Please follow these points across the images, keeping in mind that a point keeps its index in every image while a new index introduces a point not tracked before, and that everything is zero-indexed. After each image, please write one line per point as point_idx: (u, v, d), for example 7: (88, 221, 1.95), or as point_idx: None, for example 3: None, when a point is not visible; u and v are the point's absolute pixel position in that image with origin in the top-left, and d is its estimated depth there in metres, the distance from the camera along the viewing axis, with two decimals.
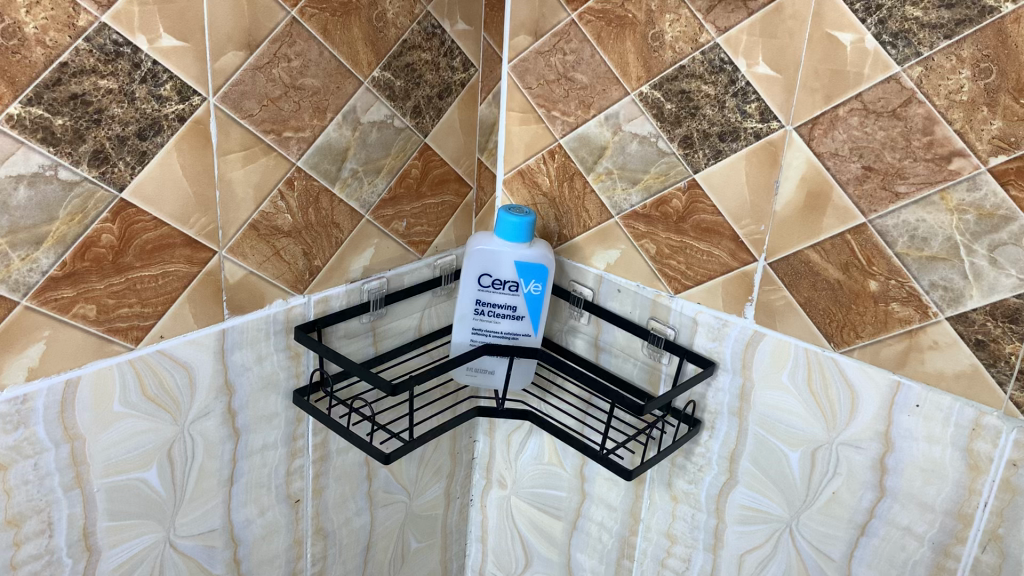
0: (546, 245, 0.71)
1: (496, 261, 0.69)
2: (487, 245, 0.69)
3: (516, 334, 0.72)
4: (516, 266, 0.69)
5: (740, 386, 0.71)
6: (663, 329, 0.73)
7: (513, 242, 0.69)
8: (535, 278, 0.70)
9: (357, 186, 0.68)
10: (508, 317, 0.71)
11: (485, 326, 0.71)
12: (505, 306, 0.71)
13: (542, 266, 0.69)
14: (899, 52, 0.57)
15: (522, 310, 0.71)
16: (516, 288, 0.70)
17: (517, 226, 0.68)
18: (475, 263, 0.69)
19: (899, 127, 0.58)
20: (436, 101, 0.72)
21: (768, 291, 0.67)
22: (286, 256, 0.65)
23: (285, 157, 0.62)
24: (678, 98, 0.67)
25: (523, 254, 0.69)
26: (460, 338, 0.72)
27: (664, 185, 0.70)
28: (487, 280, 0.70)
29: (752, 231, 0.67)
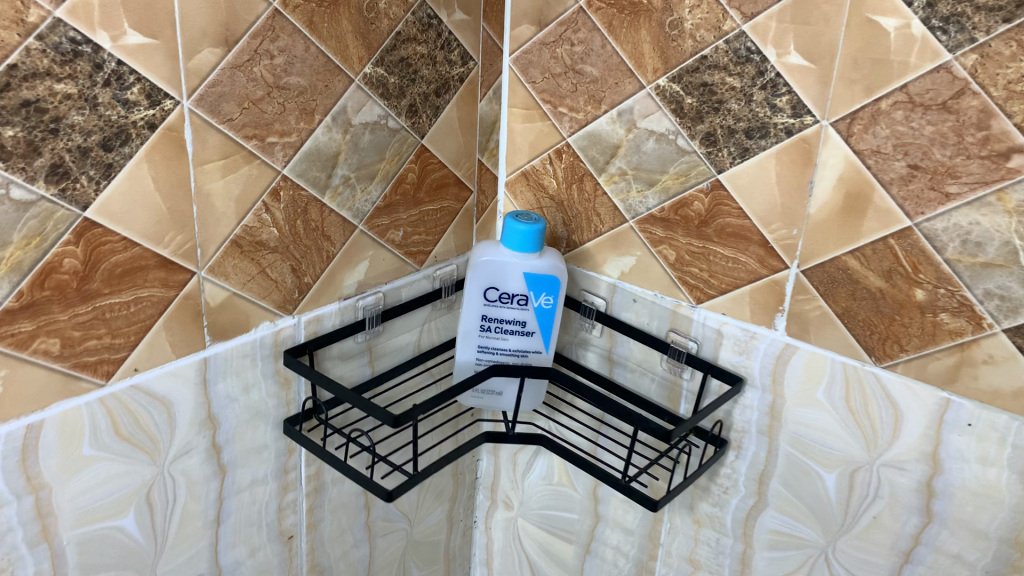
0: (556, 254, 0.65)
1: (503, 273, 0.63)
2: (494, 256, 0.63)
3: (526, 351, 0.66)
4: (525, 277, 0.63)
5: (771, 403, 0.65)
6: (685, 342, 0.68)
7: (521, 252, 0.63)
8: (545, 290, 0.64)
9: (349, 194, 0.62)
10: (517, 333, 0.65)
11: (493, 344, 0.66)
12: (513, 322, 0.65)
13: (553, 277, 0.63)
14: (950, 39, 0.51)
15: (532, 325, 0.65)
16: (526, 301, 0.64)
17: (527, 234, 0.62)
18: (480, 276, 0.63)
19: (950, 121, 0.53)
20: (433, 98, 0.66)
21: (801, 300, 0.62)
22: (272, 274, 0.58)
23: (269, 165, 0.56)
24: (699, 92, 0.62)
25: (533, 264, 0.63)
26: (464, 358, 0.66)
27: (683, 186, 0.64)
28: (493, 295, 0.64)
29: (783, 235, 0.61)
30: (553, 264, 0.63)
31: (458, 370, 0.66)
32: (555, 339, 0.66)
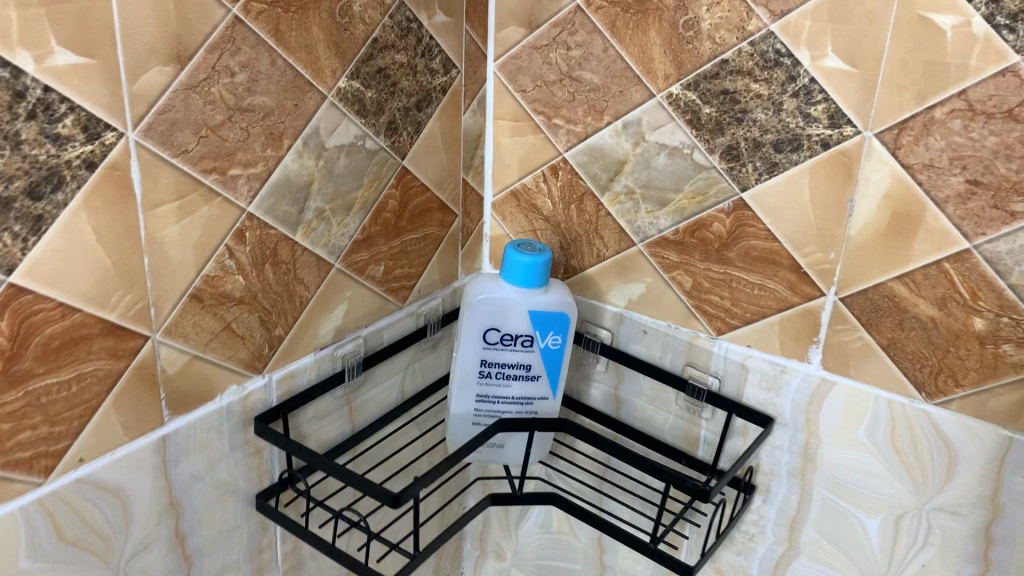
0: (562, 287, 0.57)
1: (504, 312, 0.55)
2: (493, 293, 0.55)
3: (531, 398, 0.58)
4: (530, 315, 0.55)
5: (803, 444, 0.59)
6: (704, 378, 0.61)
7: (524, 287, 0.55)
8: (553, 329, 0.56)
9: (324, 230, 0.53)
10: (520, 378, 0.57)
11: (493, 392, 0.58)
12: (517, 366, 0.57)
13: (561, 314, 0.56)
14: (1019, 38, 0.45)
15: (538, 368, 0.57)
16: (531, 342, 0.56)
17: (530, 267, 0.54)
18: (477, 316, 0.55)
19: (1016, 131, 0.46)
20: (414, 113, 0.57)
21: (839, 331, 0.55)
22: (239, 329, 0.49)
23: (232, 202, 0.47)
24: (720, 101, 0.55)
25: (539, 300, 0.55)
26: (461, 409, 0.58)
27: (701, 206, 0.57)
28: (493, 336, 0.56)
29: (818, 259, 0.55)
30: (562, 299, 0.55)
31: (453, 421, 0.58)
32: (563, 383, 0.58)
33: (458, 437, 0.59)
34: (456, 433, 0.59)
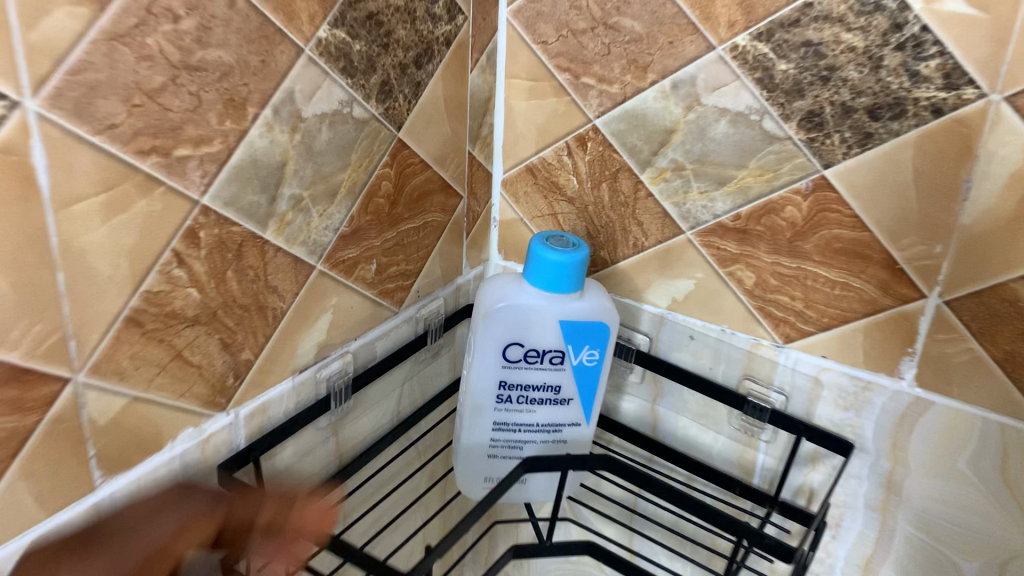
0: (598, 288, 0.46)
1: (529, 323, 0.45)
2: (514, 300, 0.44)
3: (560, 424, 0.49)
4: (562, 327, 0.45)
5: (887, 473, 0.49)
6: (765, 395, 0.51)
7: (554, 291, 0.44)
8: (590, 343, 0.46)
9: (303, 223, 0.41)
10: (549, 402, 0.48)
11: (512, 418, 0.48)
12: (544, 388, 0.47)
13: (601, 324, 0.45)
14: None
15: (571, 391, 0.47)
16: (562, 359, 0.46)
17: (562, 266, 0.43)
18: (495, 329, 0.44)
19: None
20: (412, 71, 0.45)
21: (941, 341, 0.45)
22: (195, 359, 0.38)
23: (180, 193, 0.35)
24: (800, 54, 0.43)
25: (574, 307, 0.44)
26: (474, 438, 0.48)
27: (771, 186, 0.46)
28: (514, 352, 0.45)
29: (919, 253, 0.44)
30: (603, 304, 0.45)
31: (464, 451, 0.48)
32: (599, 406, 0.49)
33: (469, 468, 0.49)
34: (468, 464, 0.49)
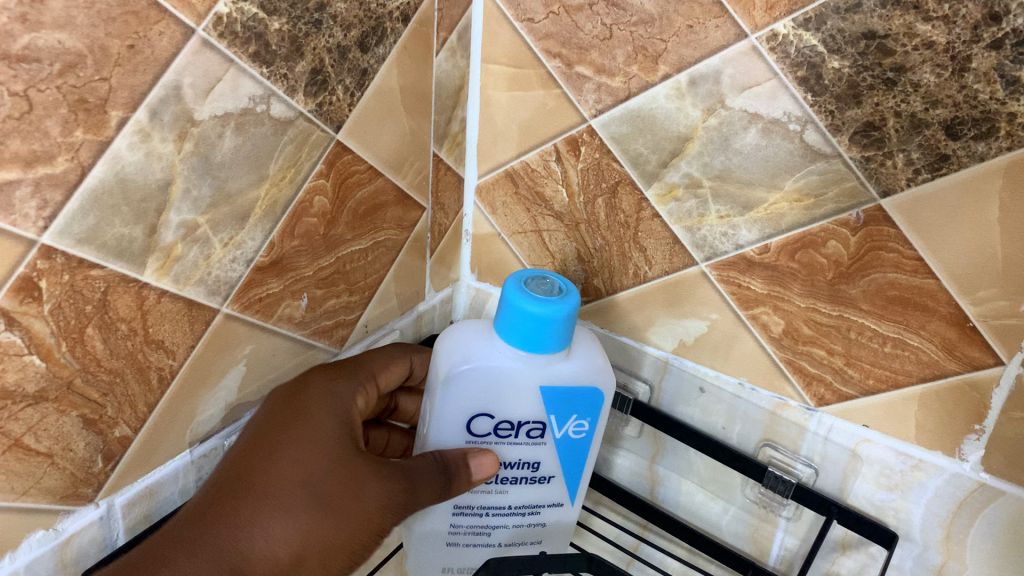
0: (590, 342, 0.40)
1: (502, 391, 0.38)
2: (488, 364, 0.37)
3: (538, 506, 0.43)
4: (544, 397, 0.39)
5: (938, 569, 0.39)
6: (791, 466, 0.42)
7: (532, 351, 0.37)
8: (576, 414, 0.40)
9: (194, 257, 0.32)
10: (524, 481, 0.41)
11: (478, 500, 0.41)
12: (520, 465, 0.41)
13: (591, 389, 0.39)
14: None
15: (552, 467, 0.41)
16: (542, 432, 0.40)
17: (543, 321, 0.36)
18: (462, 398, 0.38)
19: None
20: (356, 54, 0.35)
21: (1017, 420, 0.35)
22: (43, 445, 0.28)
23: (3, 232, 0.25)
24: (858, 50, 0.32)
25: (559, 373, 0.38)
26: (430, 526, 0.41)
27: (811, 216, 0.37)
28: (483, 424, 0.39)
29: (1001, 311, 0.34)
30: (593, 367, 0.39)
31: (418, 539, 0.42)
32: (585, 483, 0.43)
33: (425, 558, 0.43)
34: (424, 553, 0.42)
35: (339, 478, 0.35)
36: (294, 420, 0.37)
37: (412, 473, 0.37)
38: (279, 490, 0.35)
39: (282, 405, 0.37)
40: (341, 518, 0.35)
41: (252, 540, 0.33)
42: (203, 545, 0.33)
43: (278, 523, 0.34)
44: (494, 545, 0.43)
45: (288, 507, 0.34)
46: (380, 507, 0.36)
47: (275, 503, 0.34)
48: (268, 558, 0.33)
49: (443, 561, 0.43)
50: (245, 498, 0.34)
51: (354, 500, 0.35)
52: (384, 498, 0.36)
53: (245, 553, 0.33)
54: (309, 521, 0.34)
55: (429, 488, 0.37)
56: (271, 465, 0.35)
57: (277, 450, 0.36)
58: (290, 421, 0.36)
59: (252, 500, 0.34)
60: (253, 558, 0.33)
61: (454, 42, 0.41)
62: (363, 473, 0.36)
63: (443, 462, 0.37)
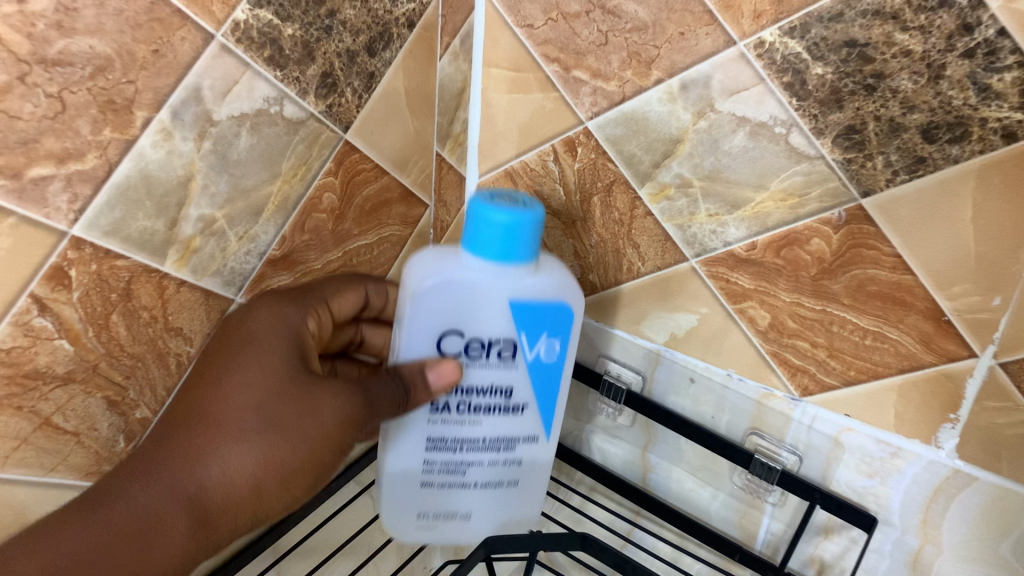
0: (554, 260, 0.38)
1: (471, 306, 0.36)
2: (454, 277, 0.35)
3: (514, 444, 0.40)
4: (513, 314, 0.36)
5: (916, 552, 0.41)
6: (776, 453, 0.44)
7: (505, 262, 0.35)
8: (545, 331, 0.37)
9: (211, 249, 0.34)
10: (499, 411, 0.38)
11: (452, 430, 0.38)
12: (493, 390, 0.38)
13: (560, 303, 0.37)
14: None
15: (525, 395, 0.38)
16: (512, 353, 0.37)
17: (514, 229, 0.34)
18: (431, 305, 0.35)
19: None
20: (363, 58, 0.38)
21: (991, 411, 0.37)
22: (70, 424, 0.30)
23: (37, 224, 0.27)
24: (841, 56, 0.34)
25: (528, 291, 0.36)
26: (402, 464, 0.39)
27: (795, 215, 0.38)
28: (453, 342, 0.36)
29: (975, 305, 0.35)
30: (562, 284, 0.37)
31: (390, 480, 0.39)
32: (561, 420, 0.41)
33: (397, 507, 0.40)
34: (400, 496, 0.40)
35: (289, 400, 0.33)
36: (246, 346, 0.34)
37: (370, 389, 0.34)
38: (234, 415, 0.33)
39: (230, 331, 0.35)
40: (296, 438, 0.33)
41: (210, 468, 0.32)
42: (161, 474, 0.32)
43: (236, 450, 0.32)
44: (471, 486, 0.40)
45: (246, 434, 0.33)
46: (338, 422, 0.34)
47: (230, 430, 0.33)
48: (228, 483, 0.32)
49: (418, 506, 0.40)
50: (201, 426, 0.33)
51: (312, 422, 0.33)
52: (341, 416, 0.34)
53: (203, 481, 0.32)
54: (265, 449, 0.33)
55: (390, 406, 0.34)
56: (220, 394, 0.33)
57: (224, 379, 0.34)
58: (240, 347, 0.34)
59: (208, 427, 0.33)
60: (213, 484, 0.32)
61: (456, 47, 0.44)
62: (319, 393, 0.34)
63: (396, 370, 0.35)
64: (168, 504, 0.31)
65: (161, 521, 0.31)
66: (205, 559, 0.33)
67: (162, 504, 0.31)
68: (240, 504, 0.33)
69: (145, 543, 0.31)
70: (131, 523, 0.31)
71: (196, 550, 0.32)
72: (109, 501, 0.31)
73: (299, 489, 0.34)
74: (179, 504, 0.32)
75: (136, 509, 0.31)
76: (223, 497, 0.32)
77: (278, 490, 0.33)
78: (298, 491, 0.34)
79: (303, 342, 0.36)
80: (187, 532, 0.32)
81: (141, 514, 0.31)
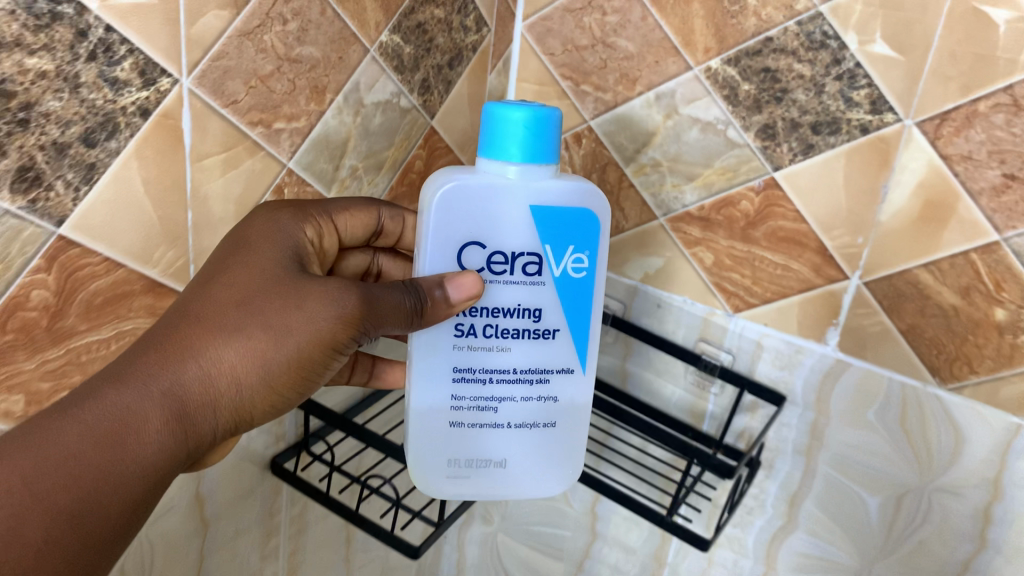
0: (571, 176, 0.44)
1: (493, 218, 0.42)
2: (470, 188, 0.41)
3: (549, 373, 0.45)
4: (534, 219, 0.42)
5: (812, 422, 0.60)
6: (716, 354, 0.62)
7: (529, 162, 0.41)
8: (569, 243, 0.43)
9: (356, 189, 0.52)
10: (529, 336, 0.44)
11: (479, 361, 0.44)
12: (521, 311, 0.43)
13: (582, 210, 0.43)
14: None
15: (555, 319, 0.44)
16: (539, 268, 0.43)
17: (538, 121, 0.41)
18: (450, 222, 0.41)
19: None
20: (446, 71, 0.56)
21: (859, 314, 0.56)
22: None
23: (275, 157, 0.45)
24: (760, 78, 0.54)
25: (546, 191, 0.42)
26: (430, 400, 0.44)
27: (730, 183, 0.57)
28: (476, 256, 0.42)
29: (846, 243, 0.55)
30: (580, 189, 0.42)
31: (422, 420, 0.44)
32: (595, 353, 0.46)
33: (428, 447, 0.45)
34: (431, 437, 0.44)
35: (276, 301, 0.37)
36: (245, 249, 0.40)
37: (373, 293, 0.38)
38: (220, 312, 0.37)
39: (232, 245, 0.40)
40: (283, 335, 0.37)
41: (194, 366, 0.35)
42: (144, 373, 0.34)
43: (224, 346, 0.36)
44: (504, 426, 0.45)
45: (233, 327, 0.36)
46: (325, 321, 0.37)
47: (219, 329, 0.36)
48: (213, 376, 0.36)
49: (449, 450, 0.45)
50: (189, 322, 0.36)
51: (298, 316, 0.37)
52: (331, 314, 0.37)
53: (188, 378, 0.35)
54: (252, 342, 0.36)
55: (388, 306, 0.39)
56: (205, 301, 0.37)
57: (214, 288, 0.38)
58: (243, 249, 0.40)
59: (196, 325, 0.36)
60: (199, 378, 0.36)
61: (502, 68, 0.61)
62: (306, 292, 0.38)
63: (411, 283, 0.40)
64: (150, 401, 0.34)
65: (144, 420, 0.34)
66: (194, 455, 0.36)
67: (145, 401, 0.34)
68: (227, 397, 0.36)
69: (125, 441, 0.33)
70: (113, 420, 0.33)
71: (175, 447, 0.35)
72: (89, 405, 0.33)
73: (285, 387, 0.38)
74: (158, 402, 0.34)
75: (119, 411, 0.33)
76: (202, 392, 0.36)
77: (262, 388, 0.37)
78: (288, 386, 0.38)
79: (300, 250, 0.42)
80: (167, 431, 0.34)
81: (123, 411, 0.33)
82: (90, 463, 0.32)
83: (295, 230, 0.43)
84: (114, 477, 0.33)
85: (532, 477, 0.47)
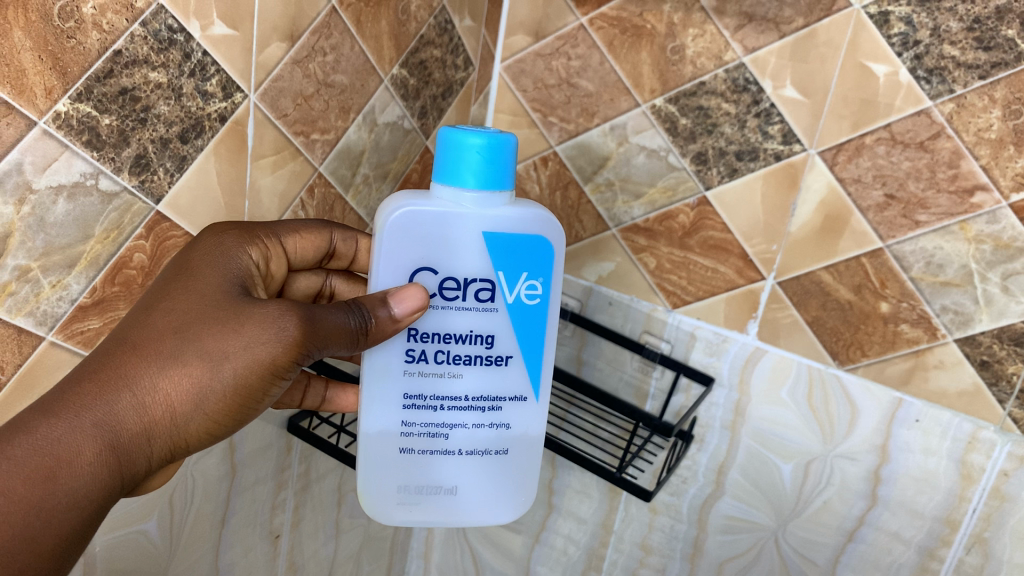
0: (527, 204, 0.50)
1: (446, 248, 0.48)
2: (423, 215, 0.47)
3: (500, 400, 0.52)
4: (486, 245, 0.48)
5: (736, 401, 0.72)
6: (658, 344, 0.74)
7: (487, 189, 0.47)
8: (524, 271, 0.49)
9: (366, 192, 0.64)
10: (480, 363, 0.50)
11: (430, 387, 0.50)
12: (475, 340, 0.50)
13: (539, 237, 0.49)
14: (932, 88, 0.57)
15: (508, 346, 0.51)
16: (492, 295, 0.49)
17: (492, 147, 0.46)
18: (408, 248, 0.47)
19: (925, 158, 0.58)
20: (439, 101, 0.70)
21: (774, 308, 0.68)
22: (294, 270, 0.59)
23: (309, 161, 0.56)
24: (695, 115, 0.66)
25: (498, 218, 0.48)
26: (382, 425, 0.50)
27: (670, 200, 0.70)
28: (430, 281, 0.48)
29: (763, 249, 0.67)
30: (533, 216, 0.49)
31: (375, 442, 0.51)
32: (546, 382, 0.53)
33: (384, 469, 0.51)
34: (384, 460, 0.51)
35: (215, 329, 0.41)
36: (189, 275, 0.44)
37: (316, 315, 0.43)
38: (157, 339, 0.41)
39: (177, 268, 0.44)
40: (218, 363, 0.41)
41: (126, 397, 0.39)
42: (76, 406, 0.38)
43: (159, 375, 0.40)
44: (455, 452, 0.52)
45: (169, 355, 0.40)
46: (262, 347, 0.41)
47: (153, 360, 0.40)
48: (148, 404, 0.39)
49: (401, 477, 0.51)
50: (125, 353, 0.40)
51: (236, 341, 0.41)
52: (270, 337, 0.41)
53: (122, 408, 0.39)
54: (189, 370, 0.40)
55: (331, 329, 0.43)
56: (138, 332, 0.41)
57: (152, 314, 0.42)
58: (187, 276, 0.44)
59: (130, 357, 0.40)
60: (132, 407, 0.39)
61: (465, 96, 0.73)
62: (246, 318, 0.42)
63: (355, 303, 0.45)
64: (81, 435, 0.37)
65: (75, 454, 0.37)
66: (128, 482, 0.40)
67: (75, 436, 0.37)
68: (162, 424, 0.40)
69: (56, 475, 0.36)
70: (43, 457, 0.36)
71: (107, 477, 0.39)
72: (21, 441, 0.36)
73: (224, 412, 0.42)
74: (90, 434, 0.38)
75: (51, 446, 0.37)
76: (133, 422, 0.39)
77: (199, 413, 0.41)
78: (228, 408, 0.42)
79: (246, 274, 0.46)
80: (97, 462, 0.38)
81: (55, 447, 0.37)
82: (21, 499, 0.35)
83: (241, 255, 0.47)
84: (47, 510, 0.36)
85: (483, 502, 0.54)
